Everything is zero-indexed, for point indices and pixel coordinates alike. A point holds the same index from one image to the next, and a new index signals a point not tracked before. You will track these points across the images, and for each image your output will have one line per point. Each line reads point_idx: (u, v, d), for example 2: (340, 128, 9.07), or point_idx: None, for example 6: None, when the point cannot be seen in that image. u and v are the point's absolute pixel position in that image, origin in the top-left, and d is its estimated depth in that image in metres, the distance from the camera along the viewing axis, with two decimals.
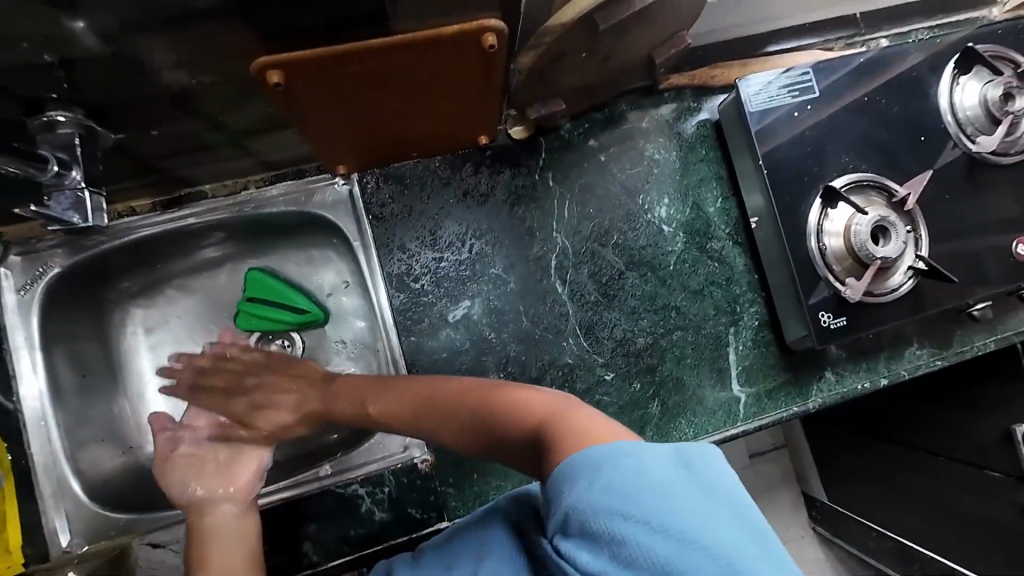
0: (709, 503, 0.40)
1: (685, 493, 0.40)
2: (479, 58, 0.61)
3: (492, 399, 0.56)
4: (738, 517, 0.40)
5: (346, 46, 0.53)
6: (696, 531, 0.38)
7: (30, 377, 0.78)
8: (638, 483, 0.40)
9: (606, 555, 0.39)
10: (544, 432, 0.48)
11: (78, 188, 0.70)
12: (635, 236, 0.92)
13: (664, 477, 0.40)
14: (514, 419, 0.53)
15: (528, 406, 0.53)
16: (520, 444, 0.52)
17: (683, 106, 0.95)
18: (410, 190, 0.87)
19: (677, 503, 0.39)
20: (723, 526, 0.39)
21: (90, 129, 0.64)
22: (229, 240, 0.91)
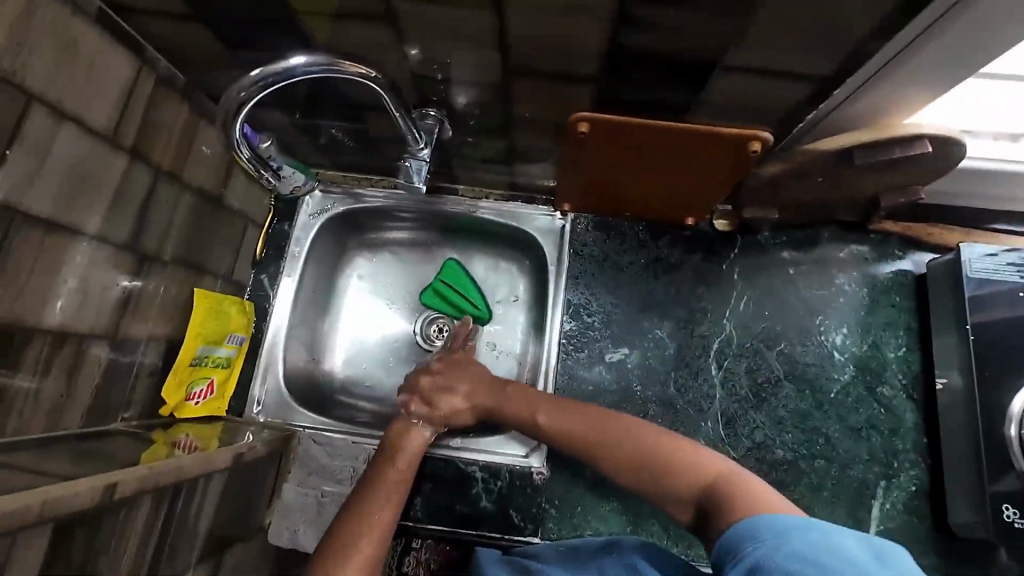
0: None
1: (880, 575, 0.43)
2: (737, 157, 0.74)
3: (665, 453, 0.66)
4: None
5: (647, 121, 0.69)
6: None
7: (289, 279, 1.02)
8: (824, 545, 0.46)
9: None
10: (718, 490, 0.59)
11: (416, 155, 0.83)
12: (803, 352, 0.94)
13: (855, 554, 0.45)
14: (687, 473, 0.63)
15: (702, 465, 0.63)
16: (686, 496, 0.62)
17: (888, 250, 0.98)
18: (610, 241, 1.00)
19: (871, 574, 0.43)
20: None
21: None
22: (450, 230, 1.11)
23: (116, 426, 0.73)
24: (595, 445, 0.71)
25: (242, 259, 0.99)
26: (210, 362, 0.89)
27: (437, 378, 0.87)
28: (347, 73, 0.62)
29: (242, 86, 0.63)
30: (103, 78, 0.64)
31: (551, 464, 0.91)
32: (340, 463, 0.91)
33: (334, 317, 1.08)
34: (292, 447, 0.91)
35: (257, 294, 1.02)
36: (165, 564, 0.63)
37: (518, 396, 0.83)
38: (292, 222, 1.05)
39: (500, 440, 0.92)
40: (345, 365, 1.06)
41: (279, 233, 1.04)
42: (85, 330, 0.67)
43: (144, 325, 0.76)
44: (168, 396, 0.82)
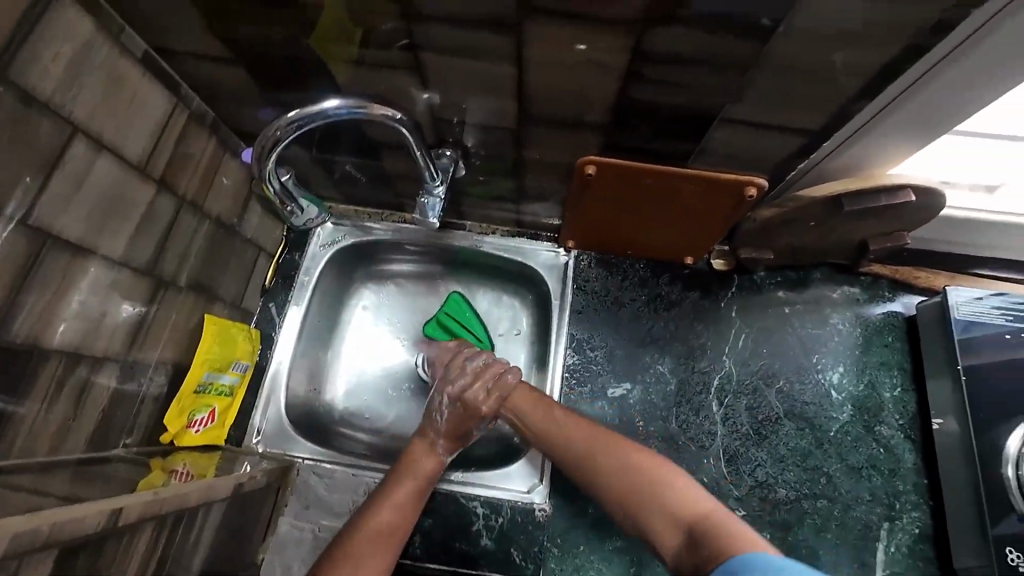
0: None
1: None
2: (735, 201, 0.78)
3: (659, 476, 0.67)
4: None
5: (651, 166, 0.74)
6: None
7: (296, 308, 1.03)
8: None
9: None
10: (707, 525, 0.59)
11: (431, 195, 0.84)
12: (800, 390, 0.96)
13: None
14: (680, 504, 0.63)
15: (695, 498, 0.63)
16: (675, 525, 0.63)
17: (878, 293, 1.02)
18: (612, 277, 1.04)
19: None
20: None
21: None
22: (457, 264, 1.14)
23: (114, 453, 0.72)
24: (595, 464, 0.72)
25: (251, 288, 1.01)
26: (213, 390, 0.89)
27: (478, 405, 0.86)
28: (376, 115, 0.67)
29: (279, 126, 0.67)
30: (142, 110, 0.67)
31: (552, 501, 0.89)
32: (339, 497, 0.89)
33: (337, 348, 1.10)
34: (291, 477, 0.89)
35: (264, 322, 1.02)
36: None
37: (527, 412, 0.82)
38: (302, 252, 1.07)
39: (502, 473, 0.91)
40: (345, 397, 1.06)
41: (288, 262, 1.06)
42: (98, 352, 0.67)
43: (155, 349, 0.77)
44: (170, 423, 0.81)
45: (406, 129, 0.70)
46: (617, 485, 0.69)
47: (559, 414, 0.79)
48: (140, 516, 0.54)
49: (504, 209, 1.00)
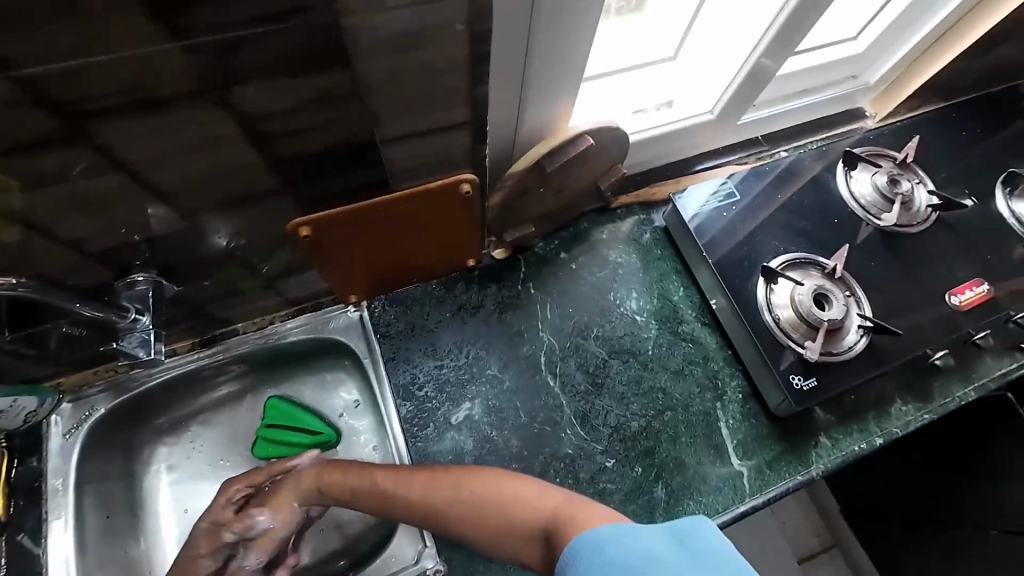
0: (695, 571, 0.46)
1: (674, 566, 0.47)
2: (460, 202, 0.79)
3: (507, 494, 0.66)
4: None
5: (360, 204, 0.71)
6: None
7: (60, 523, 0.82)
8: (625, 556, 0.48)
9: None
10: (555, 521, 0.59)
11: (147, 328, 0.77)
12: (612, 328, 1.03)
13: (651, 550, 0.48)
14: (520, 511, 0.64)
15: (542, 499, 0.64)
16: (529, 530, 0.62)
17: (635, 218, 1.15)
18: (411, 310, 1.01)
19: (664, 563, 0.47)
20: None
21: (161, 285, 0.76)
22: (251, 371, 1.01)
23: None
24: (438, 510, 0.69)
25: None
26: None
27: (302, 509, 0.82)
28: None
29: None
30: None
31: (444, 556, 0.83)
32: None
33: (152, 530, 0.93)
34: None
35: (18, 562, 0.79)
36: None
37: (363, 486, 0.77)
38: (40, 454, 0.85)
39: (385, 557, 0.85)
40: None
41: (26, 474, 0.84)
42: None
43: None
44: None
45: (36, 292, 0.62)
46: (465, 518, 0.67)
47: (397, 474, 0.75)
48: None
49: (264, 297, 0.91)
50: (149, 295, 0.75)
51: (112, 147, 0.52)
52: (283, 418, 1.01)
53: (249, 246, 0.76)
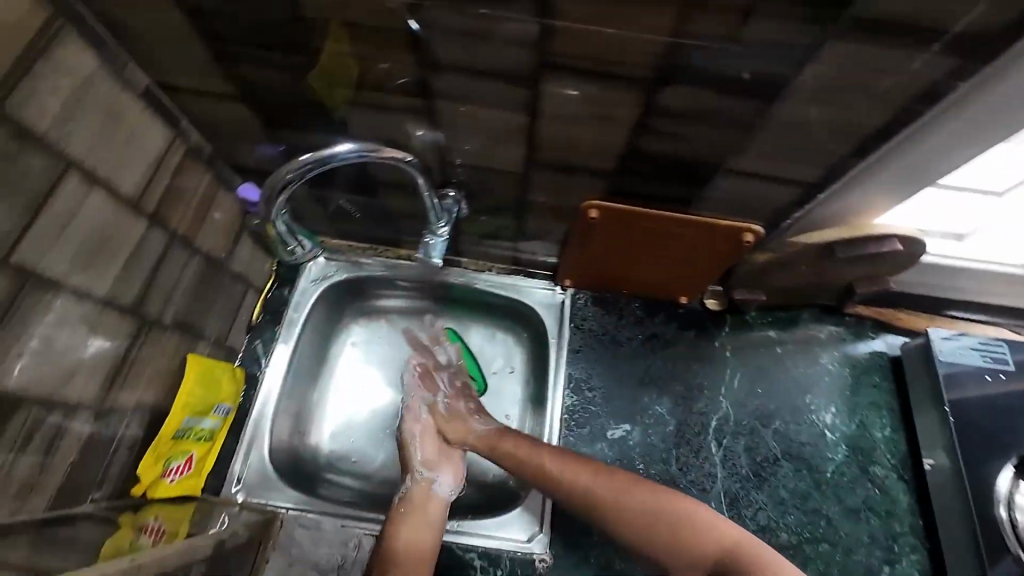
0: None
1: None
2: (732, 245, 0.80)
3: (690, 514, 0.75)
4: None
5: (652, 211, 0.75)
6: None
7: (284, 345, 0.98)
8: None
9: None
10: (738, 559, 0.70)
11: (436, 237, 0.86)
12: (797, 430, 0.96)
13: None
14: (700, 536, 0.73)
15: (727, 530, 0.74)
16: (705, 558, 0.72)
17: (862, 332, 1.05)
18: (609, 317, 1.04)
19: None
20: None
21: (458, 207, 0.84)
22: (452, 302, 1.12)
23: (79, 510, 0.65)
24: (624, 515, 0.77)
25: (237, 325, 0.97)
26: (194, 434, 0.83)
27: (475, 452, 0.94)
28: (387, 157, 0.67)
29: (290, 169, 0.68)
30: (140, 145, 0.66)
31: (553, 550, 0.86)
32: (325, 553, 0.83)
33: (324, 388, 1.05)
34: (273, 531, 0.83)
35: (249, 360, 0.97)
36: None
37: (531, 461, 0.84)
38: (291, 287, 1.04)
39: (504, 520, 0.88)
40: (331, 440, 1.02)
41: (276, 298, 1.02)
42: (70, 400, 0.62)
43: (133, 394, 0.72)
44: (143, 472, 0.76)
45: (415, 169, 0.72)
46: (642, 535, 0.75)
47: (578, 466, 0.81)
48: None
49: (502, 246, 1.00)
50: (451, 210, 0.83)
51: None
52: (471, 370, 1.07)
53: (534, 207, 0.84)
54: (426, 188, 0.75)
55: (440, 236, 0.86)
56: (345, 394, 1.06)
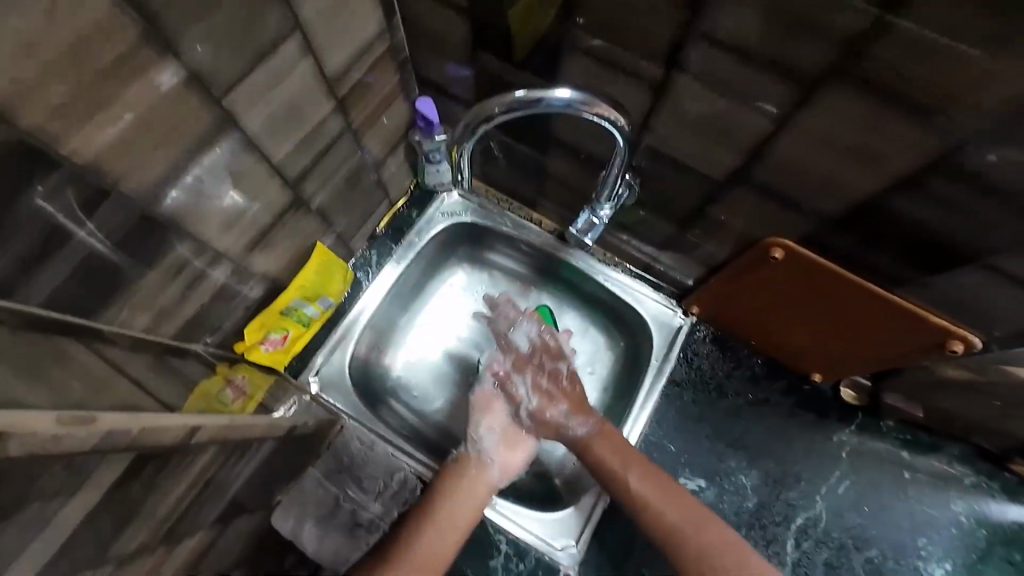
0: None
1: None
2: (927, 346, 0.66)
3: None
4: None
5: (849, 275, 0.63)
6: None
7: (395, 264, 0.98)
8: None
9: None
10: None
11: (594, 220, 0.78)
12: (893, 570, 0.83)
13: None
14: None
15: None
16: None
17: (1020, 498, 0.86)
18: (724, 362, 0.94)
19: None
20: None
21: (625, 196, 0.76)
22: (561, 282, 1.06)
23: (194, 347, 0.68)
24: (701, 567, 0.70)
25: (363, 229, 0.98)
26: (295, 317, 0.85)
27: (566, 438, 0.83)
28: (598, 115, 0.57)
29: (500, 102, 0.60)
30: (356, 25, 0.64)
31: (579, 568, 0.82)
32: (371, 472, 0.86)
33: (412, 317, 1.05)
34: (332, 433, 0.87)
35: (362, 266, 1.00)
36: (191, 519, 0.58)
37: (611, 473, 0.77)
38: (420, 212, 1.03)
39: (538, 518, 0.83)
40: (403, 367, 1.03)
41: (404, 217, 1.03)
42: (220, 248, 0.64)
43: (267, 260, 0.74)
44: (247, 334, 0.79)
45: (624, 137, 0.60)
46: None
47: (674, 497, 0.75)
48: (211, 438, 0.53)
49: (642, 246, 0.91)
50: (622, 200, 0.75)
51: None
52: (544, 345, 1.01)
53: (704, 221, 0.74)
54: (620, 160, 0.65)
55: (597, 218, 0.77)
56: (423, 326, 1.06)
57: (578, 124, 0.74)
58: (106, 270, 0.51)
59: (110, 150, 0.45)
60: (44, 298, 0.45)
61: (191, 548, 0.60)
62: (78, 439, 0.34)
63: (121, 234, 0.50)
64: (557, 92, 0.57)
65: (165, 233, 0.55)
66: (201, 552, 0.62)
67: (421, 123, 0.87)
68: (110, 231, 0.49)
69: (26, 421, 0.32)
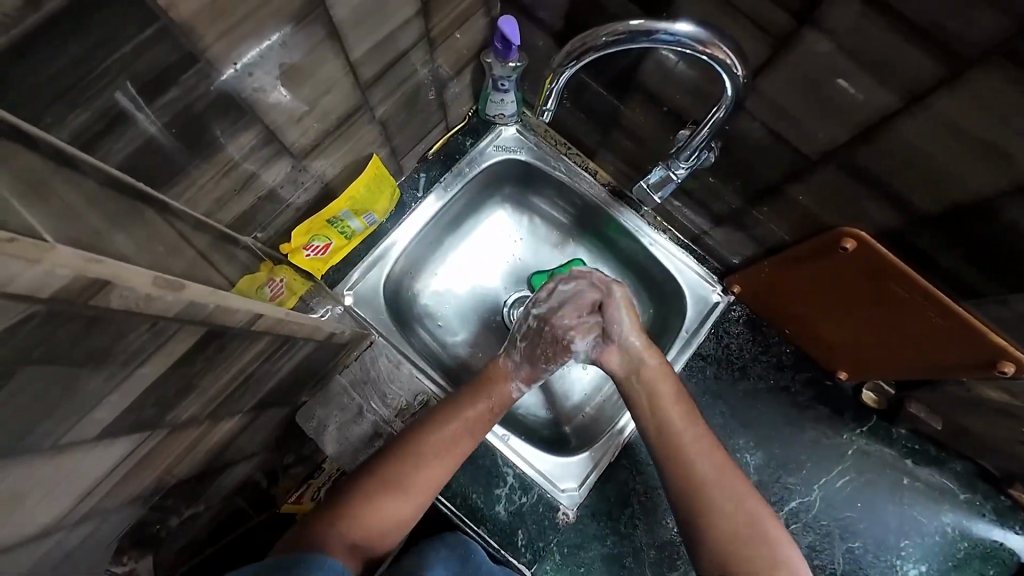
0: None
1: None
2: (975, 360, 0.65)
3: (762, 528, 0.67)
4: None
5: (919, 279, 0.62)
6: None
7: (440, 192, 0.96)
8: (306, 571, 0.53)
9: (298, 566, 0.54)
10: None
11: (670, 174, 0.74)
12: (870, 563, 0.87)
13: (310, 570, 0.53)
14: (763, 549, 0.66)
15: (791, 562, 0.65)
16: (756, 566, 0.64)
17: (1008, 521, 0.89)
18: (753, 345, 0.94)
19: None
20: None
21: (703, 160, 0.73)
22: (604, 239, 1.04)
23: (246, 240, 0.68)
24: (707, 504, 0.69)
25: (416, 149, 0.94)
26: (340, 227, 0.84)
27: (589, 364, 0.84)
28: (712, 57, 0.53)
29: (609, 29, 0.56)
30: None
31: (578, 510, 0.85)
32: (394, 389, 0.88)
33: (448, 248, 1.05)
34: (362, 345, 0.88)
35: (408, 187, 0.97)
36: (233, 401, 0.60)
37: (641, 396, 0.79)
38: (474, 141, 0.99)
39: (545, 457, 0.88)
40: (432, 296, 1.03)
41: (458, 143, 0.99)
42: (286, 141, 0.62)
43: (325, 164, 0.72)
44: (294, 237, 0.78)
45: (732, 88, 0.57)
46: (713, 545, 0.67)
47: (698, 428, 0.76)
48: (269, 328, 0.55)
49: (699, 216, 0.89)
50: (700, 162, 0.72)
51: (932, 79, 0.47)
52: None
53: (776, 199, 0.72)
54: (717, 114, 0.62)
55: (671, 175, 0.74)
56: (456, 263, 1.05)
57: (671, 72, 0.69)
58: (186, 143, 0.49)
59: (206, 11, 0.42)
60: (124, 159, 0.44)
61: (228, 428, 0.63)
62: (164, 305, 0.36)
63: (201, 107, 0.48)
64: (676, 23, 0.52)
65: (240, 115, 0.53)
66: (236, 431, 0.65)
67: (497, 45, 0.79)
68: (192, 102, 0.47)
69: (130, 275, 0.33)
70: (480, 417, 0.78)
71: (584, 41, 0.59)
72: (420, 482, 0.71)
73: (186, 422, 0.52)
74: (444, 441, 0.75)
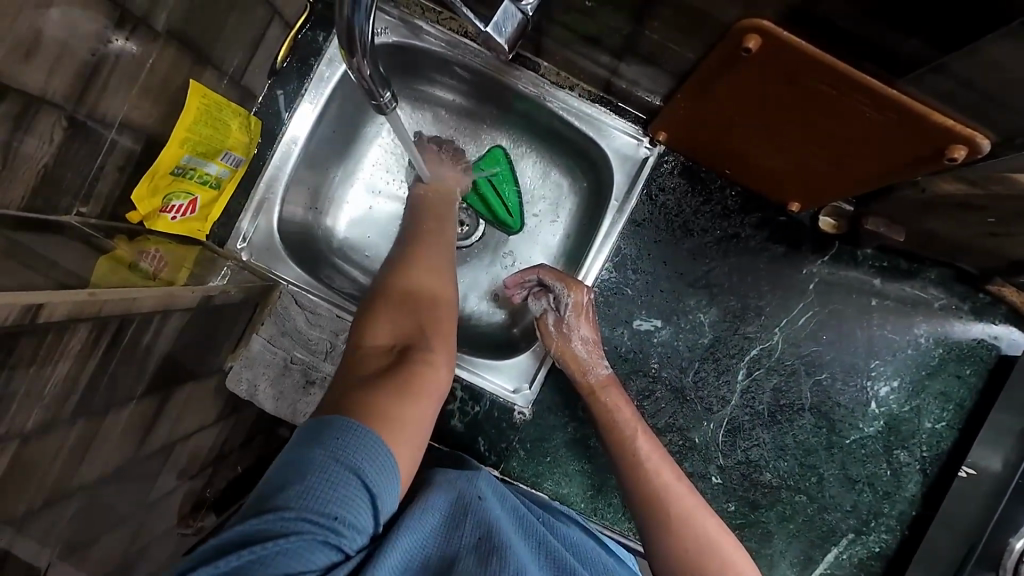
0: (350, 498, 0.46)
1: (341, 493, 0.45)
2: (920, 155, 0.56)
3: (678, 514, 0.67)
4: (345, 497, 0.45)
5: (848, 69, 0.50)
6: (334, 506, 0.45)
7: (309, 107, 0.83)
8: (346, 463, 0.47)
9: (330, 465, 0.46)
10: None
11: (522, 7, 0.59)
12: (841, 389, 0.84)
13: (346, 473, 0.46)
14: (687, 531, 0.66)
15: (727, 555, 0.64)
16: (668, 556, 0.64)
17: (986, 316, 0.84)
18: (694, 195, 0.83)
19: (339, 486, 0.46)
20: (331, 500, 0.45)
21: None
22: (512, 117, 0.90)
23: (63, 220, 0.58)
24: (642, 475, 0.70)
25: (258, 63, 0.79)
26: (196, 176, 0.74)
27: (583, 341, 0.80)
28: None
29: None
30: None
31: (534, 407, 0.84)
32: (317, 335, 0.82)
33: (343, 174, 0.94)
34: (271, 298, 0.82)
35: (268, 112, 0.83)
36: (103, 392, 0.55)
37: (595, 392, 0.78)
38: (327, 34, 0.84)
39: (491, 364, 0.84)
40: (345, 230, 0.94)
41: (309, 41, 0.84)
42: (45, 91, 0.50)
43: (127, 108, 0.60)
44: (139, 203, 0.67)
45: None
46: (644, 514, 0.68)
47: (635, 425, 0.75)
48: (70, 317, 0.47)
49: (601, 57, 0.75)
50: None
51: None
52: (493, 197, 0.90)
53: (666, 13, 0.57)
54: None
55: (521, 10, 0.60)
56: (354, 193, 0.94)
57: None
58: None
59: None
60: None
61: (131, 419, 0.60)
62: None
63: None
64: None
65: None
66: (149, 418, 0.63)
67: None
68: None
69: None
70: (449, 283, 0.74)
71: (347, 33, 0.53)
72: (401, 333, 0.66)
73: (42, 428, 0.48)
74: (415, 302, 0.69)
